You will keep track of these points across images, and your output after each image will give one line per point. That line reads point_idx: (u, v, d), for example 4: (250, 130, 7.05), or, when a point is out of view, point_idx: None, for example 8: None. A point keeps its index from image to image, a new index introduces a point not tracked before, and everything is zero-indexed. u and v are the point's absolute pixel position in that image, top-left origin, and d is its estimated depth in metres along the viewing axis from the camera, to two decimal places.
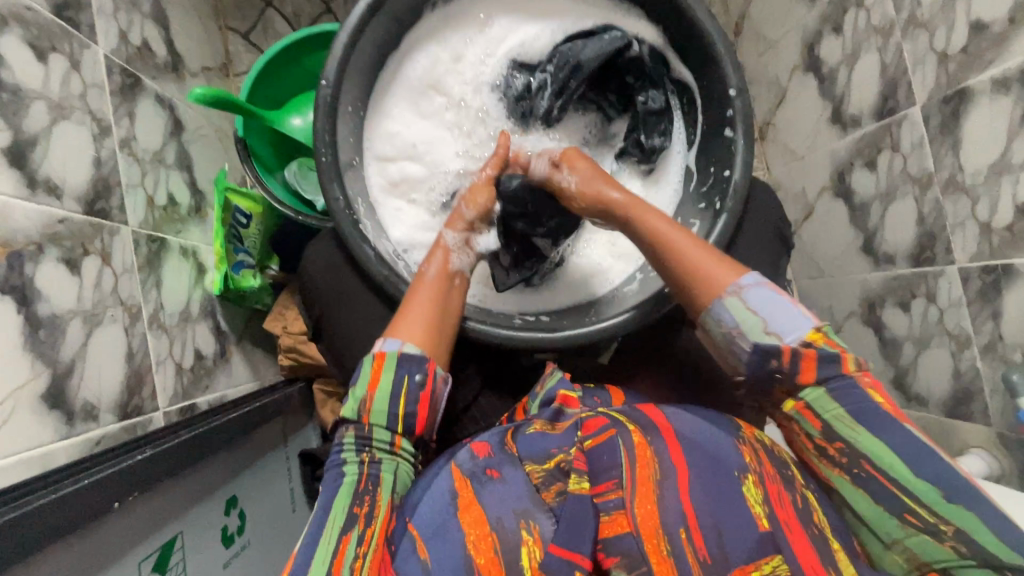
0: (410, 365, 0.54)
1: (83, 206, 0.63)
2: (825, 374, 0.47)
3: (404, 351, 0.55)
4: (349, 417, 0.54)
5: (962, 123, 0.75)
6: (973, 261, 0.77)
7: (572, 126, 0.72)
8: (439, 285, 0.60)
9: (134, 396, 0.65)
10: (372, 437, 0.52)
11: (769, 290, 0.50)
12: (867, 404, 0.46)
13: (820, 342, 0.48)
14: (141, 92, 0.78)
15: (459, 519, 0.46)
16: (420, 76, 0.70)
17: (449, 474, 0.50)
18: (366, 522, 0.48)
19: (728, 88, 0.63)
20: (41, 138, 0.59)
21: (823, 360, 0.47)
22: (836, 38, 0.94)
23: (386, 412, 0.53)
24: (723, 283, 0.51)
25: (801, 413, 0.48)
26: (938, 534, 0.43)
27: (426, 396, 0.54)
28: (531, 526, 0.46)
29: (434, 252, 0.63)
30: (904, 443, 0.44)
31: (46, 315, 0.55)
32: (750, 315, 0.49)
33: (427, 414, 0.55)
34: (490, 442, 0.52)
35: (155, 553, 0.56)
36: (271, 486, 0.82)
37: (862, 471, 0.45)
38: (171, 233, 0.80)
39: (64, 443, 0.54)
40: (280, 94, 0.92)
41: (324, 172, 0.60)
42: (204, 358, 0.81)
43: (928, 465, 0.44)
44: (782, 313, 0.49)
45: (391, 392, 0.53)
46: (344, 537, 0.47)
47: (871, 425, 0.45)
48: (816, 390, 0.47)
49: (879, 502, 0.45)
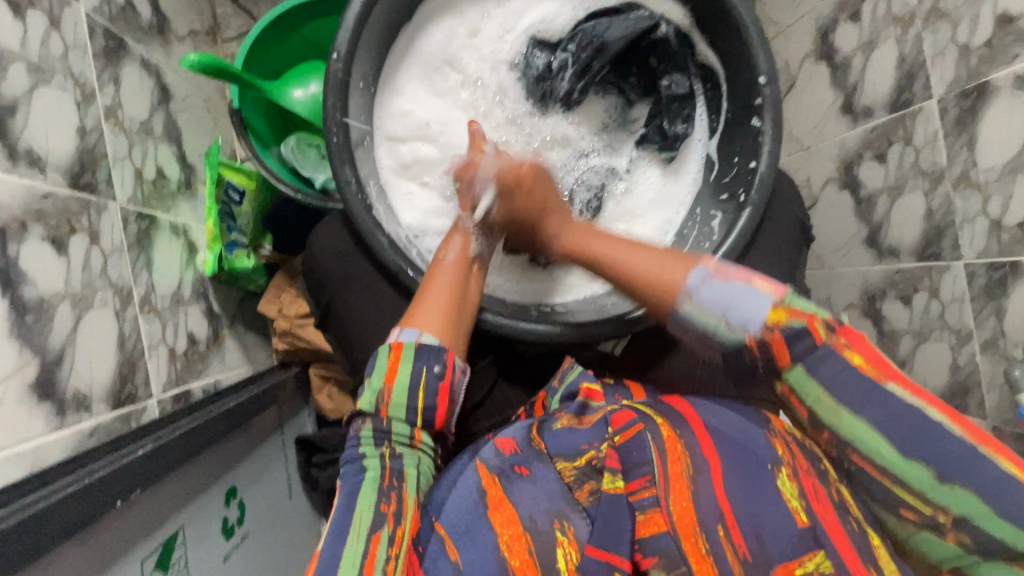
0: (429, 357, 0.53)
1: (68, 179, 0.58)
2: (798, 351, 0.45)
3: (423, 341, 0.53)
4: (366, 410, 0.52)
5: (979, 118, 0.74)
6: (979, 258, 0.77)
7: (593, 110, 0.69)
8: (458, 272, 0.58)
9: (128, 383, 0.62)
10: (390, 431, 0.51)
11: (718, 283, 0.48)
12: (845, 375, 0.44)
13: (784, 319, 0.45)
14: (126, 56, 0.72)
15: (491, 517, 0.46)
16: (434, 51, 0.66)
17: (476, 471, 0.49)
18: (396, 522, 0.46)
19: (758, 75, 0.61)
20: (21, 104, 0.54)
21: (792, 339, 0.45)
22: (853, 25, 0.92)
23: (405, 405, 0.52)
24: (677, 286, 0.51)
25: (791, 399, 0.47)
26: (938, 526, 0.41)
27: (444, 387, 0.53)
28: (565, 527, 0.45)
29: (452, 236, 0.61)
30: (889, 417, 0.42)
31: (32, 299, 0.51)
32: (710, 314, 0.48)
33: (446, 407, 0.54)
34: (516, 439, 0.52)
35: (156, 551, 0.53)
36: (269, 474, 0.80)
37: (852, 463, 0.44)
38: (161, 210, 0.75)
39: (56, 436, 0.51)
40: (275, 64, 0.86)
41: (336, 153, 0.57)
42: (197, 342, 0.78)
43: (917, 444, 0.41)
44: (738, 300, 0.47)
45: (410, 383, 0.52)
46: (374, 536, 0.45)
47: (849, 404, 0.43)
48: (795, 370, 0.45)
49: (874, 495, 0.44)
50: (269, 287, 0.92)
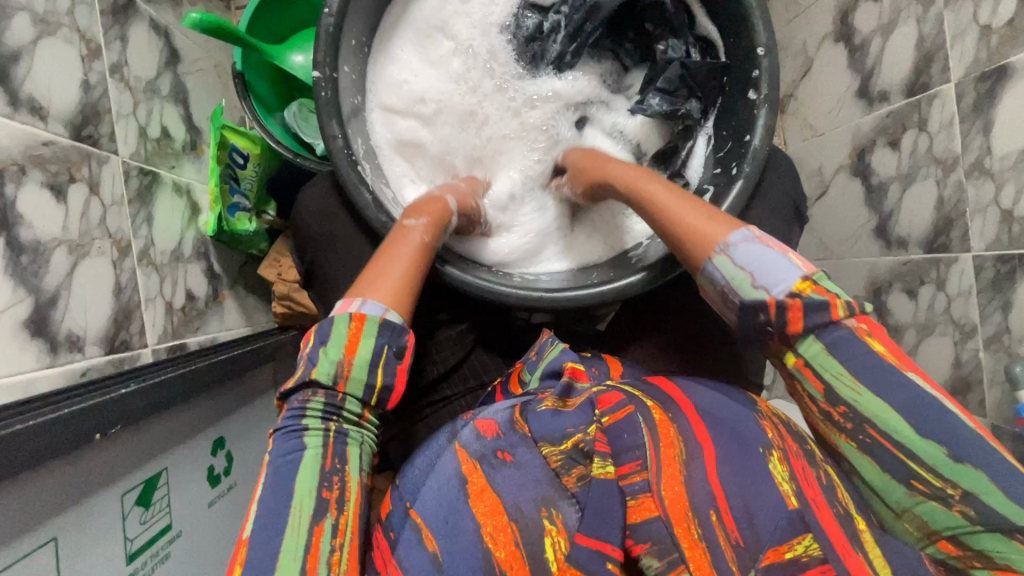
0: (389, 335, 0.50)
1: (70, 130, 0.60)
2: (813, 323, 0.44)
3: (387, 317, 0.50)
4: (320, 381, 0.48)
5: (997, 102, 0.71)
6: (989, 249, 0.74)
7: (586, 71, 0.72)
8: (424, 247, 0.56)
9: (122, 330, 0.64)
10: (343, 407, 0.48)
11: (756, 245, 0.47)
12: (863, 356, 0.43)
13: (807, 291, 0.45)
14: (135, 16, 0.74)
15: (472, 508, 0.45)
16: (426, 18, 0.68)
17: (455, 455, 0.49)
18: (338, 509, 0.45)
19: (756, 46, 0.59)
20: (24, 54, 0.56)
21: (810, 309, 0.44)
22: (873, 5, 0.89)
23: (364, 381, 0.49)
24: (712, 241, 0.49)
25: (802, 371, 0.45)
26: (946, 499, 0.41)
27: (403, 368, 0.50)
28: (554, 515, 0.45)
29: (433, 215, 0.59)
30: (908, 401, 0.41)
31: (29, 241, 0.53)
32: (737, 270, 0.47)
33: (402, 388, 0.51)
34: (497, 421, 0.51)
35: (138, 487, 0.56)
36: (260, 431, 0.82)
37: (866, 436, 0.43)
38: (164, 168, 0.77)
39: (47, 371, 0.53)
40: (280, 30, 0.87)
41: (324, 107, 0.57)
42: (196, 300, 0.80)
43: (934, 425, 0.41)
44: (768, 264, 0.46)
45: (370, 360, 0.49)
46: (317, 527, 0.43)
47: (872, 384, 0.42)
48: (810, 343, 0.44)
49: (886, 468, 0.42)
50: (269, 252, 0.93)
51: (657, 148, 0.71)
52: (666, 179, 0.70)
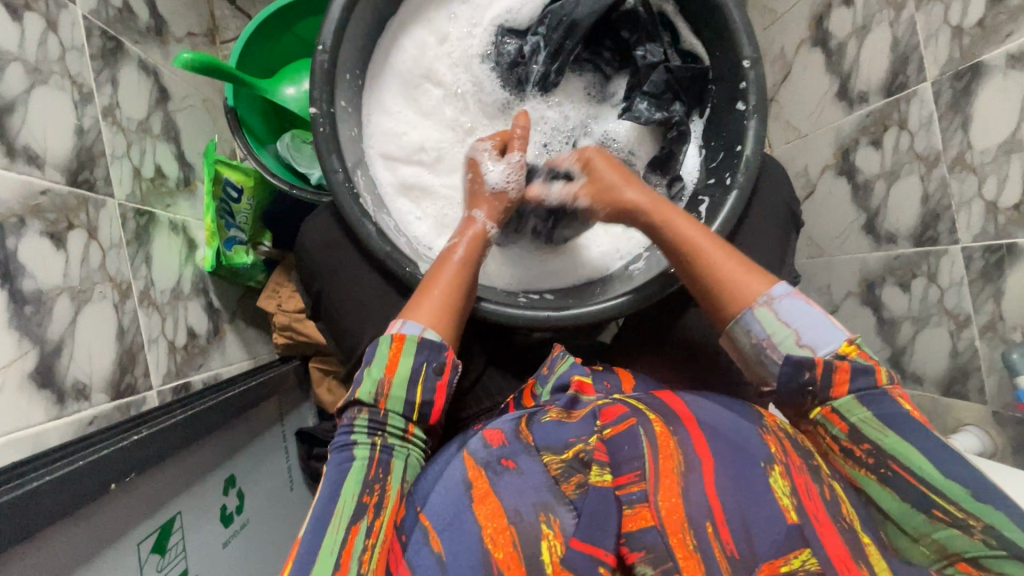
0: (429, 353, 0.54)
1: (66, 176, 0.60)
2: (858, 385, 0.47)
3: (425, 336, 0.54)
4: (364, 400, 0.52)
5: (973, 99, 0.73)
6: (976, 241, 0.76)
7: (571, 87, 0.72)
8: (466, 269, 0.60)
9: (127, 374, 0.63)
10: (385, 422, 0.52)
11: (802, 303, 0.51)
12: (898, 413, 0.46)
13: (852, 355, 0.49)
14: (124, 57, 0.74)
15: (474, 511, 0.45)
16: (410, 68, 0.69)
17: (462, 463, 0.49)
18: (375, 513, 0.47)
19: (742, 59, 0.62)
20: (18, 103, 0.55)
21: (857, 372, 0.47)
22: (847, 10, 0.91)
23: (403, 398, 0.53)
24: (754, 293, 0.52)
25: (828, 418, 0.48)
26: (968, 528, 0.42)
27: (442, 385, 0.54)
28: (551, 519, 0.45)
29: (466, 232, 0.62)
30: (932, 445, 0.45)
31: (32, 291, 0.53)
32: (782, 328, 0.50)
33: (442, 403, 0.55)
34: (504, 431, 0.52)
35: (153, 535, 0.55)
36: (268, 464, 0.81)
37: (887, 469, 0.45)
38: (160, 207, 0.77)
39: (56, 422, 0.53)
40: (269, 63, 0.88)
41: (322, 144, 0.59)
42: (197, 337, 0.79)
43: (957, 467, 0.44)
44: (814, 326, 0.50)
45: (409, 377, 0.53)
46: (353, 527, 0.46)
47: (897, 427, 0.46)
48: (846, 398, 0.47)
49: (906, 498, 0.45)
50: (268, 283, 0.93)
51: (652, 153, 0.71)
52: (666, 185, 0.70)
